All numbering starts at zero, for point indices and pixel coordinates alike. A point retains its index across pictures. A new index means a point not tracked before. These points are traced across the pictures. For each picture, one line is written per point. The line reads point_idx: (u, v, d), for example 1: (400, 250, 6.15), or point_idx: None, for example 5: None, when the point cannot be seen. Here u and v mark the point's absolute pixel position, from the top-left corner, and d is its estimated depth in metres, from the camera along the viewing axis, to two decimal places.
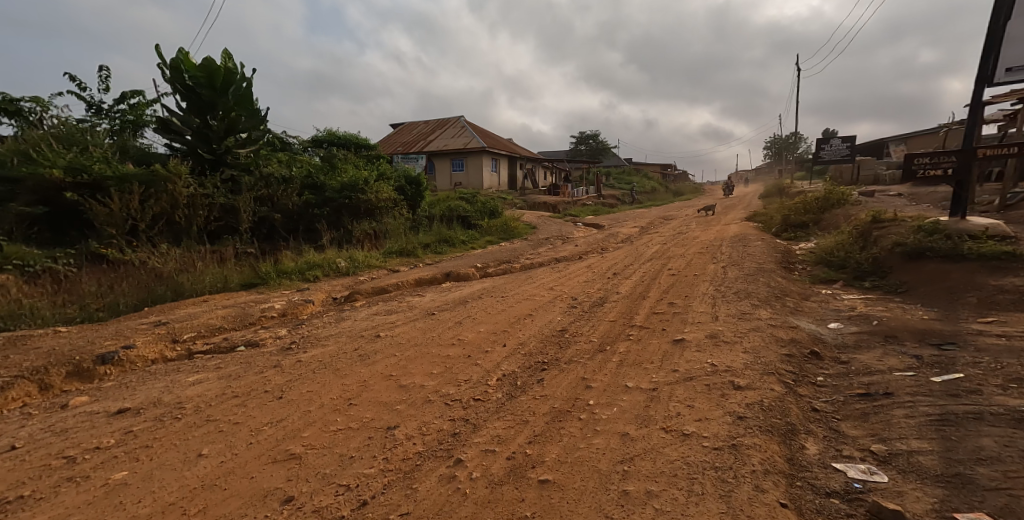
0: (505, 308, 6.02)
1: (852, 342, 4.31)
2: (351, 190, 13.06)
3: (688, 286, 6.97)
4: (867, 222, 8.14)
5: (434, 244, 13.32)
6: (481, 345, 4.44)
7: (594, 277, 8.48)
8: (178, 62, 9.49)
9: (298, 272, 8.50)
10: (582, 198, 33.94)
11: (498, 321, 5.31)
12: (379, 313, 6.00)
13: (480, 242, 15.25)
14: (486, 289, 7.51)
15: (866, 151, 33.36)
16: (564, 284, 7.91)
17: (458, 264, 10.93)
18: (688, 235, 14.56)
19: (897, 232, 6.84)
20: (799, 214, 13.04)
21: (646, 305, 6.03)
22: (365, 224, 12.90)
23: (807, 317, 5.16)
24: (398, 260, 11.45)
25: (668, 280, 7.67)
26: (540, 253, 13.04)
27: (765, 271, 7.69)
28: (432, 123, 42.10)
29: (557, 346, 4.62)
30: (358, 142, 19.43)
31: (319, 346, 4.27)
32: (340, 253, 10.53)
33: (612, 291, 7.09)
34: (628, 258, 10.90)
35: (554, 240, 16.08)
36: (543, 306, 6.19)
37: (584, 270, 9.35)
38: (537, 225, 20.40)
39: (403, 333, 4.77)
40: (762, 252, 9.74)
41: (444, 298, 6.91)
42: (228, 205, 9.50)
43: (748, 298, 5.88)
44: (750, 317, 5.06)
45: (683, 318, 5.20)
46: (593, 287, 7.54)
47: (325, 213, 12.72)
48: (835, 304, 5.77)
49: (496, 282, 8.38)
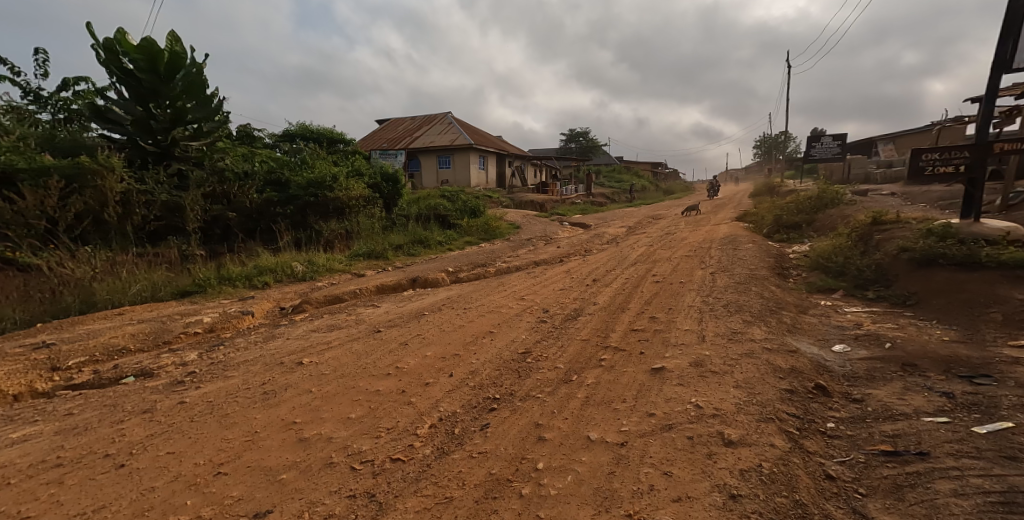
0: (466, 322, 5.30)
1: (863, 371, 3.63)
2: (318, 188, 12.27)
3: (673, 296, 6.30)
4: (867, 225, 7.53)
5: (407, 245, 12.56)
6: (423, 376, 3.70)
7: (572, 284, 7.77)
8: (114, 43, 8.58)
9: (247, 279, 7.70)
10: (571, 197, 33.30)
11: (452, 342, 4.57)
12: (321, 329, 5.24)
13: (458, 243, 14.53)
14: (451, 299, 6.77)
15: (856, 149, 33.05)
16: (538, 293, 7.20)
17: (430, 268, 10.18)
18: (677, 236, 13.93)
19: (902, 237, 6.26)
20: (792, 214, 12.45)
21: (623, 321, 5.33)
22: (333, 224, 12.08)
23: (806, 337, 4.49)
24: (365, 263, 10.66)
25: (651, 288, 7.00)
26: (520, 255, 12.32)
27: (758, 279, 7.03)
28: (419, 120, 41.27)
29: (516, 375, 3.90)
30: (333, 137, 18.56)
31: (220, 378, 3.50)
32: (300, 256, 9.72)
33: (588, 302, 6.39)
34: (612, 261, 10.23)
35: (536, 241, 15.36)
36: (509, 321, 5.47)
37: (563, 276, 8.64)
38: (522, 225, 19.68)
39: (334, 358, 4.02)
40: (754, 255, 9.12)
41: (403, 310, 6.19)
42: (172, 203, 8.65)
43: (737, 312, 5.21)
44: (742, 338, 4.37)
45: (665, 339, 4.51)
46: (569, 296, 6.84)
47: (289, 212, 11.90)
48: (836, 319, 5.12)
49: (464, 290, 7.64)
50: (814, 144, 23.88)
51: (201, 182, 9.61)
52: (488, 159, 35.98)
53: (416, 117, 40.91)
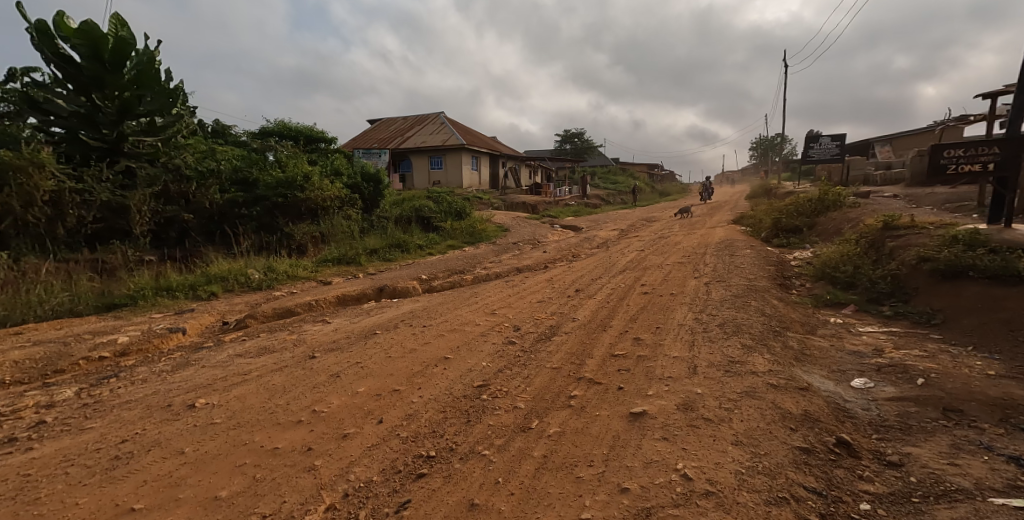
0: (422, 344, 4.56)
1: (893, 417, 2.92)
2: (288, 189, 11.53)
3: (662, 313, 5.59)
4: (879, 229, 7.05)
5: (383, 250, 11.86)
6: (343, 421, 2.93)
7: (552, 296, 7.03)
8: (50, 26, 7.73)
9: (191, 289, 6.87)
10: (564, 198, 32.69)
11: (397, 371, 3.83)
12: (253, 351, 4.39)
13: (439, 247, 13.86)
14: (415, 313, 6.03)
15: (853, 151, 32.56)
16: (513, 306, 6.47)
17: (405, 275, 9.45)
18: (670, 239, 13.25)
19: (921, 244, 5.73)
20: (791, 217, 11.82)
21: (603, 345, 4.62)
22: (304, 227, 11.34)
23: (818, 368, 3.77)
24: (335, 270, 9.93)
25: (638, 302, 6.29)
26: (504, 260, 11.65)
27: (757, 290, 6.33)
28: (411, 120, 40.58)
29: (465, 419, 3.14)
30: (312, 136, 17.78)
31: (73, 429, 2.72)
32: (261, 261, 8.96)
33: (566, 320, 5.67)
34: (599, 268, 9.49)
35: (523, 245, 14.69)
36: (472, 342, 4.72)
37: (544, 286, 7.90)
38: (510, 227, 19.02)
39: (240, 391, 3.23)
40: (751, 263, 8.45)
41: (357, 326, 5.44)
42: (115, 204, 7.84)
43: (734, 334, 4.50)
44: (741, 369, 3.65)
45: (649, 371, 3.78)
46: (547, 311, 6.13)
47: (256, 214, 11.12)
48: (850, 344, 4.40)
49: (434, 302, 6.89)
50: (812, 144, 23.27)
51: (151, 179, 8.79)
52: (481, 159, 35.24)
53: (407, 117, 40.11)
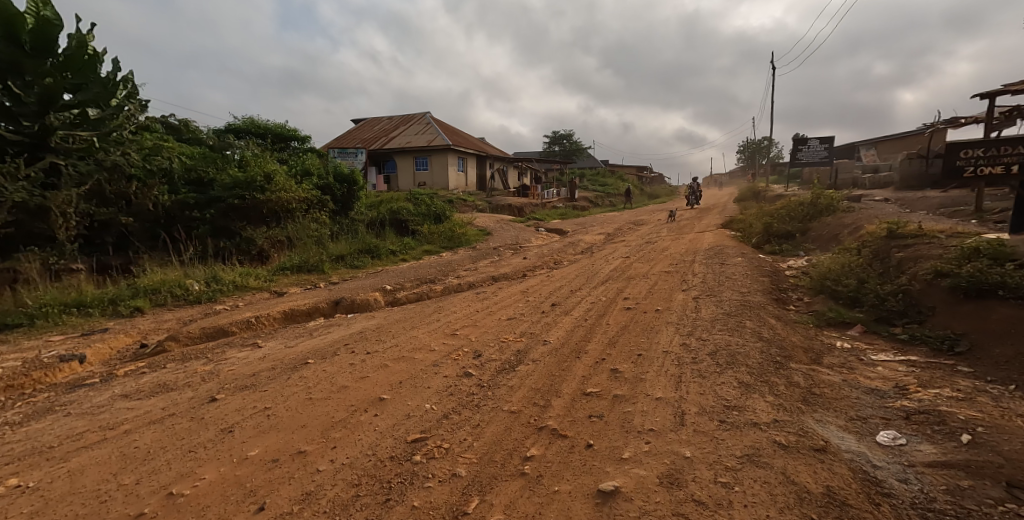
0: (360, 378, 3.81)
1: (944, 496, 2.23)
2: (247, 190, 10.71)
3: (645, 336, 4.89)
4: (882, 238, 6.47)
5: (351, 256, 11.13)
6: (208, 511, 2.17)
7: (523, 313, 6.31)
8: None
9: (111, 304, 6.04)
10: (551, 201, 32.06)
11: (317, 416, 3.08)
12: (147, 388, 3.58)
13: (413, 253, 13.17)
14: (365, 334, 5.28)
15: (841, 154, 32.24)
16: (480, 324, 5.74)
17: (368, 285, 8.70)
18: (658, 245, 12.61)
19: (936, 258, 5.12)
20: (783, 223, 11.27)
21: (575, 379, 3.92)
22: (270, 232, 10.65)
23: (832, 415, 3.08)
24: (294, 279, 9.16)
25: (618, 323, 5.59)
26: (481, 267, 10.94)
27: (751, 308, 5.67)
28: (396, 120, 39.73)
29: (385, 496, 2.38)
30: (284, 134, 16.92)
31: None
32: (208, 269, 8.12)
33: (536, 344, 4.94)
34: (580, 278, 8.81)
35: (504, 251, 13.98)
36: (421, 374, 3.97)
37: (518, 300, 7.18)
38: (493, 231, 18.33)
39: (82, 459, 2.50)
40: (743, 273, 7.83)
41: (293, 351, 4.67)
42: (34, 206, 6.95)
43: (728, 368, 3.81)
44: (739, 419, 2.96)
45: (626, 421, 3.08)
46: (516, 332, 5.39)
47: (209, 216, 10.24)
48: (864, 379, 3.73)
49: (393, 318, 6.13)
50: (800, 147, 22.81)
51: (82, 177, 8.09)
52: (467, 160, 34.47)
53: (393, 117, 39.24)
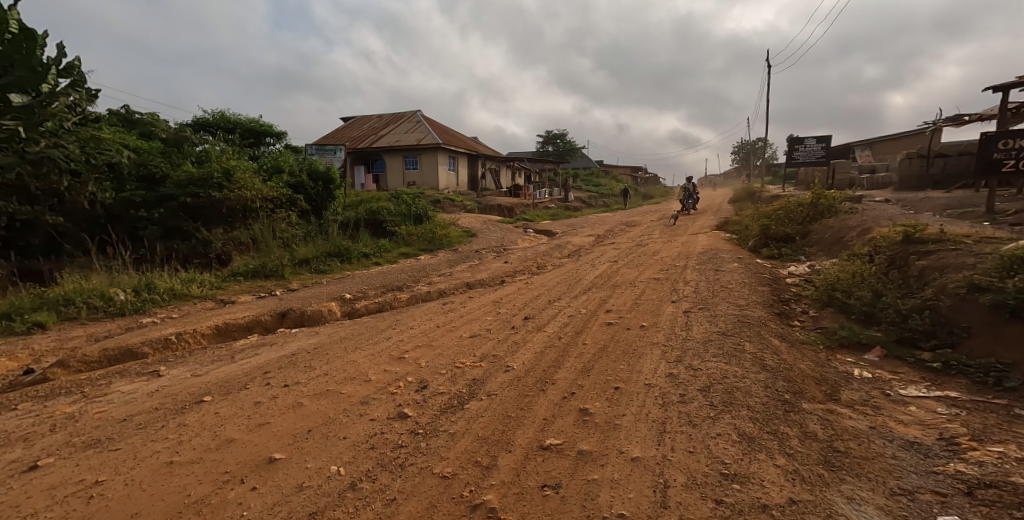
0: (256, 417, 2.99)
1: None
2: (202, 187, 9.95)
3: (625, 363, 4.11)
4: (897, 246, 5.78)
5: (316, 260, 10.34)
6: None
7: (490, 329, 5.52)
8: None
9: (5, 319, 5.21)
10: (542, 201, 31.31)
11: (172, 489, 2.27)
12: None
13: (388, 256, 12.38)
14: (297, 356, 4.41)
15: (836, 154, 31.69)
16: (437, 344, 4.95)
17: (325, 293, 7.85)
18: (648, 248, 11.85)
19: (967, 270, 4.44)
20: (781, 225, 10.55)
21: (536, 424, 3.14)
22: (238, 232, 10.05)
23: (867, 488, 2.29)
24: (248, 285, 8.34)
25: (596, 344, 4.80)
26: (458, 272, 10.17)
27: (750, 325, 4.91)
28: (385, 118, 38.82)
29: None
30: (256, 129, 16.06)
31: None
32: (143, 274, 7.27)
33: (496, 373, 4.15)
34: (561, 286, 8.02)
35: (486, 253, 13.21)
36: (344, 416, 3.12)
37: (487, 313, 6.39)
38: (477, 232, 17.54)
39: None
40: (740, 280, 7.09)
41: (198, 380, 3.79)
42: None
43: (725, 411, 3.02)
44: (742, 500, 2.18)
45: (590, 499, 2.29)
46: (476, 355, 4.60)
47: (157, 215, 9.54)
48: (897, 426, 2.96)
49: (339, 335, 5.30)
50: (797, 147, 22.14)
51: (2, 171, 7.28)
52: (458, 159, 33.63)
53: (383, 115, 38.32)
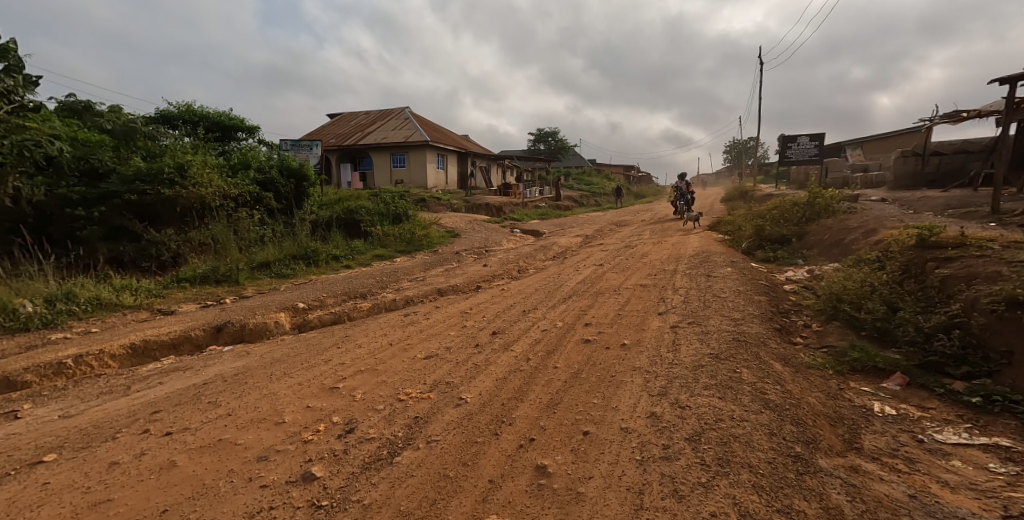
0: (90, 477, 2.39)
1: None
2: (149, 183, 9.30)
3: (598, 397, 3.44)
4: (912, 252, 5.14)
5: (278, 264, 9.60)
6: None
7: (451, 348, 4.82)
8: None
9: None
10: (532, 199, 30.65)
11: None
12: None
13: (361, 258, 11.62)
14: (208, 385, 3.63)
15: (828, 153, 31.28)
16: (385, 368, 4.23)
17: (276, 302, 7.08)
18: (637, 250, 11.18)
19: (1003, 282, 3.80)
20: (777, 225, 9.94)
21: (478, 489, 2.44)
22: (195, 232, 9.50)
23: None
24: (195, 292, 7.60)
25: (568, 371, 4.10)
26: (433, 276, 9.47)
27: (746, 345, 4.25)
28: (373, 115, 37.98)
29: None
30: (225, 124, 15.25)
31: None
32: (67, 282, 6.53)
33: (445, 409, 3.42)
34: (540, 294, 7.35)
35: (467, 255, 12.50)
36: (226, 482, 2.39)
37: (453, 326, 5.68)
38: (461, 232, 16.81)
39: None
40: (735, 287, 6.43)
41: (66, 420, 3.08)
42: None
43: (720, 475, 2.35)
44: None
45: None
46: (425, 384, 3.88)
47: (98, 214, 8.81)
48: (942, 492, 2.30)
49: (274, 355, 4.53)
50: (790, 144, 21.61)
51: None
52: (447, 157, 32.86)
53: (370, 112, 37.44)
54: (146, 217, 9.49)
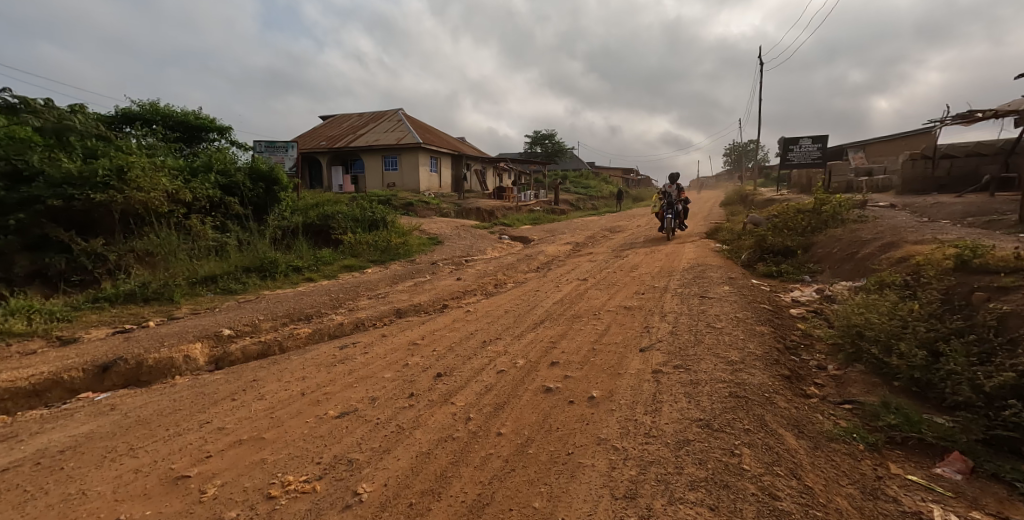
0: None
1: None
2: (79, 188, 8.32)
3: (543, 499, 2.47)
4: (954, 277, 4.15)
5: (225, 277, 8.61)
6: None
7: (376, 399, 3.84)
8: None
9: None
10: (526, 202, 29.71)
11: None
12: None
13: (327, 269, 10.63)
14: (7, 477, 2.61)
15: (830, 156, 30.38)
16: (277, 433, 3.23)
17: (199, 327, 6.07)
18: (627, 261, 10.23)
19: None
20: (780, 235, 8.97)
21: None
22: (135, 243, 8.52)
23: None
24: (115, 313, 6.63)
25: (515, 440, 3.11)
26: (397, 292, 8.50)
27: (748, 403, 3.27)
28: (364, 117, 37.09)
29: None
30: (191, 124, 14.30)
31: None
32: None
33: (326, 515, 2.41)
34: (510, 317, 6.38)
35: (443, 265, 11.53)
36: None
37: (393, 362, 4.70)
38: (444, 238, 15.82)
39: None
40: (733, 312, 5.45)
41: None
42: None
43: None
44: None
45: None
46: (318, 464, 2.86)
47: (14, 222, 7.81)
48: None
49: (145, 412, 3.50)
50: (791, 147, 20.68)
51: None
52: (441, 160, 31.95)
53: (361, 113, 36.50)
54: (79, 225, 8.52)
